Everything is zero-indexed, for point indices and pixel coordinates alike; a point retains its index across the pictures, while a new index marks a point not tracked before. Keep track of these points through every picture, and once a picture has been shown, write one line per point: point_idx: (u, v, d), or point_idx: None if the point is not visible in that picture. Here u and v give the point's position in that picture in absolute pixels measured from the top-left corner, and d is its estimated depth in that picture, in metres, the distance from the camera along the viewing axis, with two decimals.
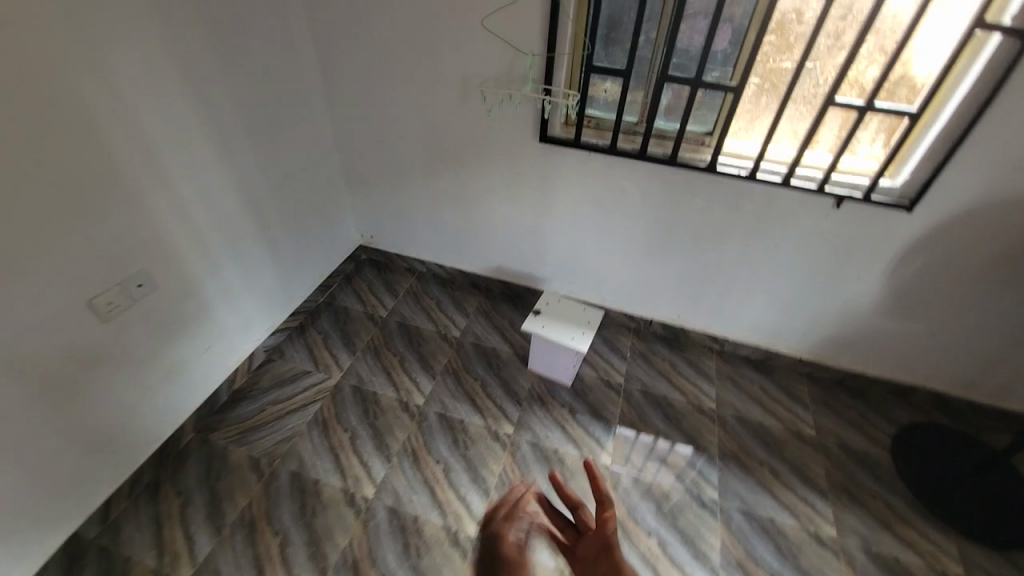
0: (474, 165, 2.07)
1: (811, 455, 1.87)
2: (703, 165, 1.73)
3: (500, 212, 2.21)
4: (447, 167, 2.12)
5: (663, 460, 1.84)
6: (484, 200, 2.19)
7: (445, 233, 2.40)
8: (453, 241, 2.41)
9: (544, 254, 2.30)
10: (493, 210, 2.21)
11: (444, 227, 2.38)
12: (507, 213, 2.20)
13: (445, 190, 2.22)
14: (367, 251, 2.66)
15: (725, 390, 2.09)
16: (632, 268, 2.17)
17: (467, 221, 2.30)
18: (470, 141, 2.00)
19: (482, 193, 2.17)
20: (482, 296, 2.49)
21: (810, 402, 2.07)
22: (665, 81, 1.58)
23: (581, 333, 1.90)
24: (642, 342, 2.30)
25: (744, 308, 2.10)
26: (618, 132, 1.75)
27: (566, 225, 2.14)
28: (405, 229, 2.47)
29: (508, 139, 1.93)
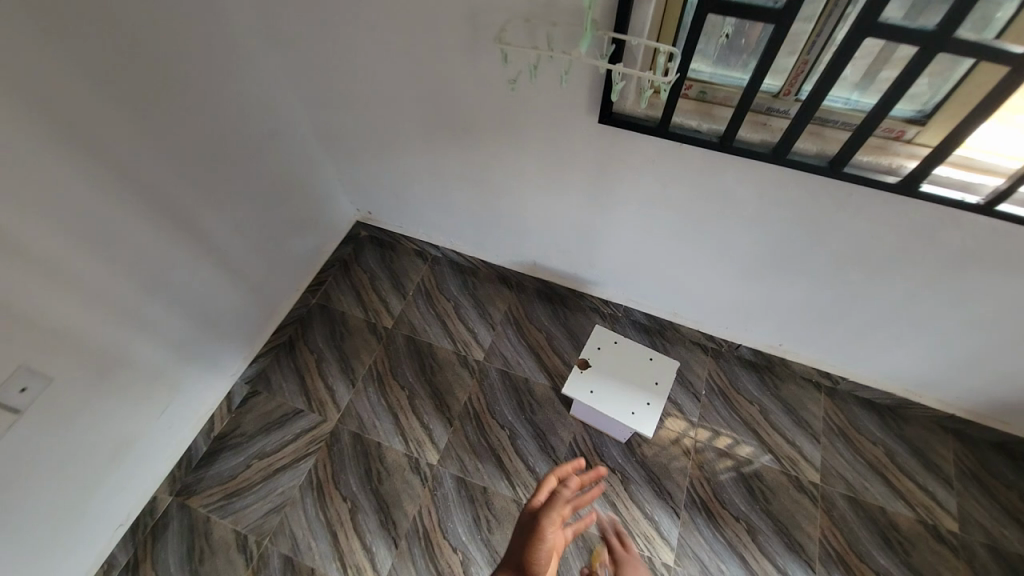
0: (497, 144, 1.37)
1: (950, 562, 1.39)
2: (893, 179, 0.98)
3: (536, 205, 1.55)
4: (457, 142, 1.43)
5: (744, 560, 1.42)
6: (513, 188, 1.52)
7: (463, 219, 1.78)
8: (473, 230, 1.80)
9: (596, 257, 1.67)
10: (525, 202, 1.55)
11: (459, 213, 1.75)
12: (547, 207, 1.54)
13: (458, 171, 1.55)
14: (368, 229, 2.09)
15: (834, 453, 1.57)
16: (722, 288, 1.53)
17: (491, 210, 1.66)
18: (488, 113, 1.28)
19: (510, 181, 1.49)
20: (512, 296, 1.94)
21: (954, 474, 1.52)
22: (864, 36, 0.80)
23: (646, 405, 1.36)
24: (724, 372, 1.73)
25: (883, 351, 1.47)
26: (743, 115, 1.00)
27: (631, 229, 1.48)
28: (411, 210, 1.86)
29: (550, 115, 1.21)
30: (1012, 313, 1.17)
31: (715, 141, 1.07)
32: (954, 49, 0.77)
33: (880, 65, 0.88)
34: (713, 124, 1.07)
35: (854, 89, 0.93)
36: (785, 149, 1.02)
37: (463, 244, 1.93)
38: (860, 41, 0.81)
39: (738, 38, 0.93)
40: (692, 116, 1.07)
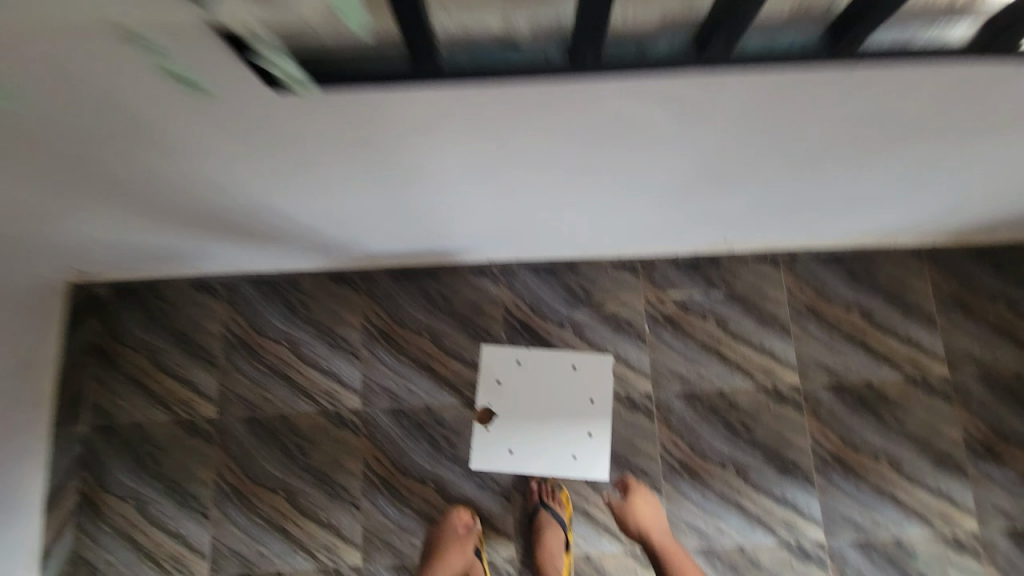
0: (177, 129, 0.69)
1: (944, 413, 1.24)
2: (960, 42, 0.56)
3: (314, 193, 0.89)
4: (101, 145, 0.72)
5: (743, 507, 1.21)
6: (256, 181, 0.83)
7: (226, 235, 1.07)
8: (256, 243, 1.14)
9: (448, 225, 1.06)
10: (298, 194, 0.89)
11: (210, 232, 1.06)
12: (334, 192, 0.88)
13: (153, 189, 0.85)
14: (102, 282, 1.33)
15: (808, 340, 1.28)
16: (640, 209, 1.00)
17: (254, 217, 0.98)
18: (117, 95, 0.61)
19: (247, 173, 0.81)
20: (361, 298, 1.33)
21: (933, 308, 1.29)
22: None
23: (572, 458, 1.24)
24: (666, 288, 1.31)
25: (851, 211, 1.09)
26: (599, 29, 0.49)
27: (479, 188, 0.87)
28: (143, 245, 1.13)
29: (241, 75, 0.57)
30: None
31: (559, 58, 0.55)
32: None
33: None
34: (539, 21, 0.51)
35: None
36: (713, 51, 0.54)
37: (261, 258, 1.25)
38: None
39: None
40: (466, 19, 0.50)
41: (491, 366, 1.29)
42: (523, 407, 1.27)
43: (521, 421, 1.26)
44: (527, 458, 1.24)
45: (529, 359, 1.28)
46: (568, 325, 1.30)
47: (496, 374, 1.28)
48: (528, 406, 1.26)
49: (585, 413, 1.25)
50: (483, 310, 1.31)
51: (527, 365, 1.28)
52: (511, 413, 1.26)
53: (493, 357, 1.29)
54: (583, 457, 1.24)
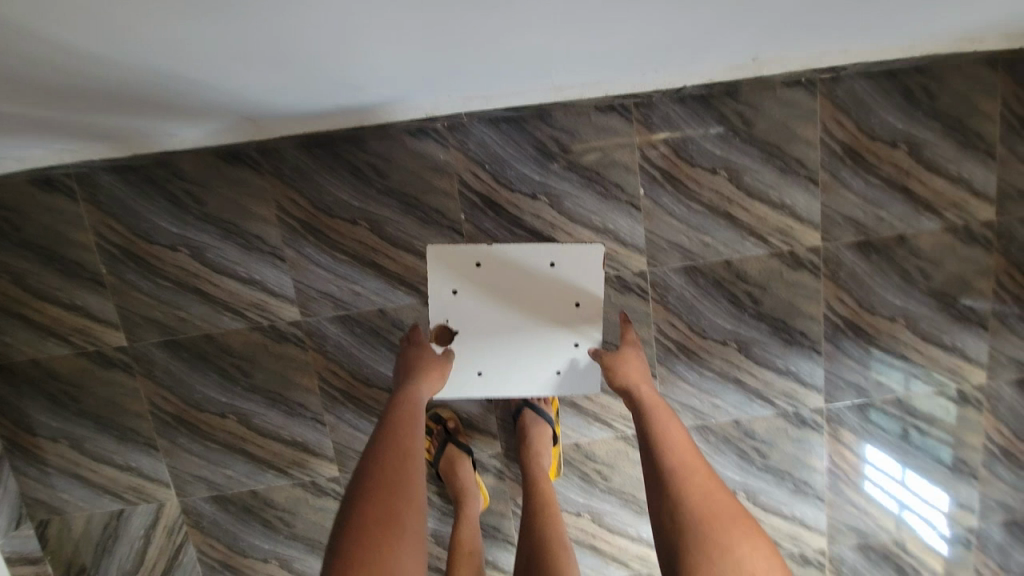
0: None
1: (978, 264, 1.07)
2: None
3: (97, 41, 0.52)
4: None
5: (742, 382, 1.11)
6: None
7: (14, 112, 0.70)
8: (86, 118, 0.78)
9: (351, 68, 0.70)
10: (76, 46, 0.53)
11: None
12: (137, 37, 0.53)
13: None
14: None
15: (838, 191, 1.04)
16: (645, 20, 0.65)
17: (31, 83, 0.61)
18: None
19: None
20: (269, 183, 1.00)
21: (997, 136, 1.03)
22: None
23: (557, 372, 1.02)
24: (667, 137, 1.01)
25: (944, 6, 0.75)
26: None
27: (373, 1, 0.51)
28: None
29: None
30: None
31: None
32: None
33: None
34: None
35: None
36: None
37: (103, 136, 0.89)
38: None
39: None
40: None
41: (445, 275, 0.98)
42: (490, 322, 1.00)
43: (489, 338, 1.01)
44: (500, 379, 1.03)
45: (493, 262, 0.98)
46: (542, 197, 1.02)
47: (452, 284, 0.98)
48: (496, 319, 1.00)
49: (569, 323, 1.00)
50: (431, 186, 1.01)
51: (490, 269, 0.98)
52: (477, 330, 1.00)
53: (445, 260, 0.97)
54: (569, 370, 1.02)
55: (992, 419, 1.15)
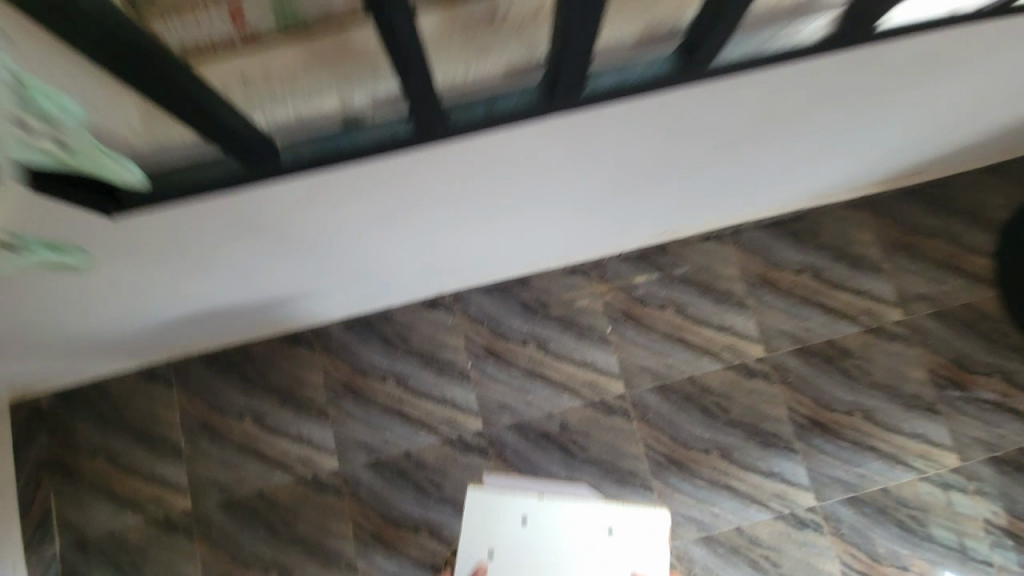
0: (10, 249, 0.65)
1: (905, 356, 1.27)
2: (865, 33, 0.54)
3: (235, 272, 0.89)
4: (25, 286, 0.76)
5: (733, 488, 1.22)
6: (122, 270, 0.79)
7: (134, 325, 1.02)
8: (204, 329, 1.13)
9: (383, 273, 1.06)
10: (179, 275, 0.85)
11: (149, 327, 1.05)
12: (216, 265, 0.85)
13: (81, 305, 0.87)
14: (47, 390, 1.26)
15: (766, 311, 1.29)
16: (571, 224, 1.01)
17: (146, 303, 0.94)
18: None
19: (111, 267, 0.77)
20: (318, 356, 1.29)
21: (879, 255, 1.31)
22: None
23: None
24: (620, 286, 1.31)
25: (780, 191, 1.11)
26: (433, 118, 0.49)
27: (396, 235, 0.88)
28: (62, 353, 1.07)
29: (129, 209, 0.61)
30: (913, 110, 0.81)
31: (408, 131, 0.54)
32: None
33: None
34: (378, 95, 0.51)
35: None
36: (695, 62, 0.50)
37: (188, 341, 1.19)
38: None
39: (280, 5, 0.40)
40: (284, 106, 0.50)
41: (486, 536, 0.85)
42: None
43: None
44: None
45: (546, 517, 0.86)
46: (531, 342, 1.29)
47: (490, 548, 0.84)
48: None
49: None
50: (443, 343, 1.29)
51: (538, 528, 0.85)
52: None
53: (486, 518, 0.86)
54: None
55: (982, 500, 1.22)
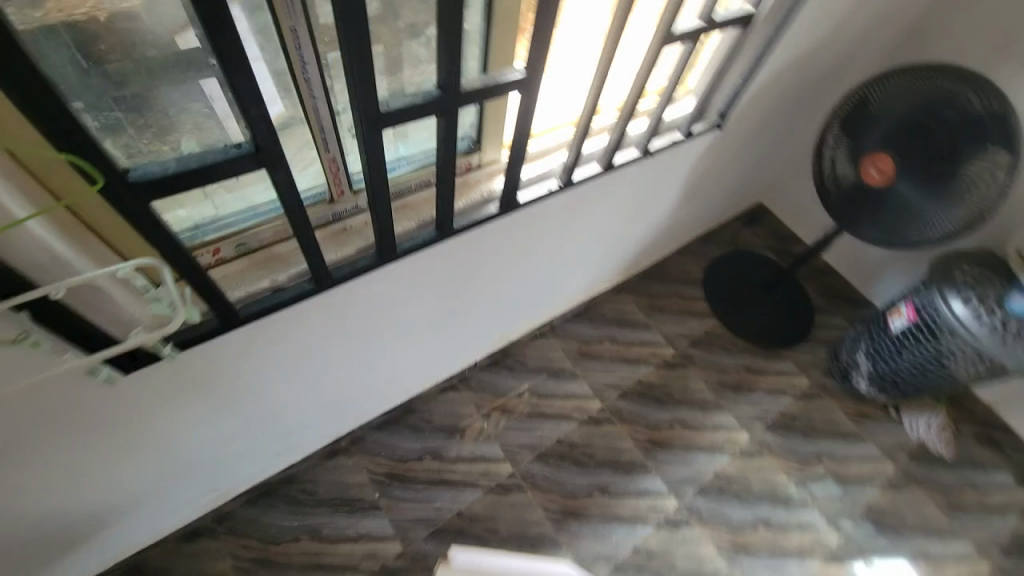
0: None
1: (687, 376, 1.81)
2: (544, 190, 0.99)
3: (159, 457, 1.00)
4: None
5: (620, 515, 1.50)
6: (51, 480, 0.87)
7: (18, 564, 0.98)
8: (100, 544, 1.12)
9: (287, 430, 1.23)
10: (88, 479, 0.92)
11: (38, 560, 1.02)
12: (127, 458, 0.95)
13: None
14: None
15: (592, 374, 1.76)
16: (431, 345, 1.35)
17: (44, 529, 0.96)
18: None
19: (28, 489, 0.85)
20: (224, 540, 1.31)
21: (646, 316, 1.92)
22: (364, 142, 0.67)
23: None
24: (484, 388, 1.66)
25: (564, 287, 1.63)
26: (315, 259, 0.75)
27: (297, 389, 1.10)
28: None
29: (97, 402, 0.79)
30: (604, 224, 1.41)
31: (309, 285, 0.78)
32: (396, 120, 0.67)
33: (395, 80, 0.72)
34: (292, 271, 0.79)
35: (406, 148, 0.83)
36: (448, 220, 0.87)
37: (72, 570, 1.13)
38: (378, 135, 0.67)
39: (236, 238, 0.73)
40: (245, 287, 0.75)
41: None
42: None
43: None
44: None
45: None
46: (428, 456, 1.51)
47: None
48: None
49: None
50: (350, 484, 1.43)
51: None
52: None
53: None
54: None
55: (775, 458, 1.69)
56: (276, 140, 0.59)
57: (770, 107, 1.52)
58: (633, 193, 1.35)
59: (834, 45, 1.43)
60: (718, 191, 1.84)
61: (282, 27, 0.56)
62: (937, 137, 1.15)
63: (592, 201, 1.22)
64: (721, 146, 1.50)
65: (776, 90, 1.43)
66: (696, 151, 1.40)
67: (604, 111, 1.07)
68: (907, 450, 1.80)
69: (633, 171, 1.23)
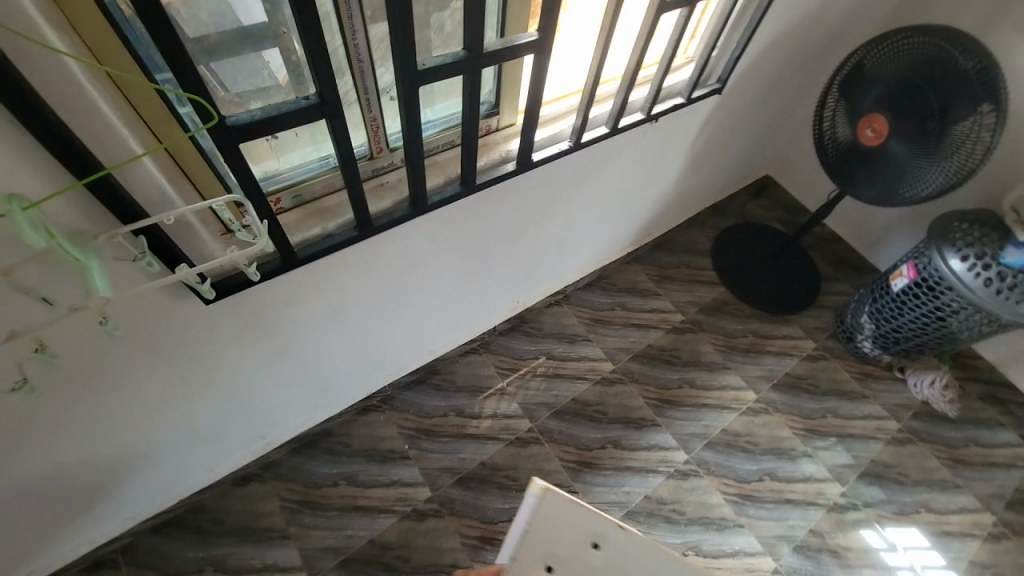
0: (35, 411, 0.85)
1: (696, 340, 1.90)
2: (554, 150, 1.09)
3: (221, 399, 1.14)
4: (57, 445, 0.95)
5: (632, 466, 1.60)
6: (134, 413, 1.01)
7: (102, 490, 1.14)
8: (168, 480, 1.26)
9: (325, 381, 1.36)
10: (162, 415, 1.06)
11: (118, 488, 1.17)
12: (194, 395, 1.07)
13: (85, 464, 1.03)
14: None
15: (604, 339, 1.85)
16: (453, 306, 1.46)
17: (125, 460, 1.10)
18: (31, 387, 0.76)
19: (116, 419, 0.99)
20: (271, 484, 1.45)
21: (655, 285, 2.01)
22: (405, 99, 0.77)
23: None
24: (503, 352, 1.77)
25: (576, 254, 1.72)
26: (360, 207, 0.87)
27: (336, 341, 1.22)
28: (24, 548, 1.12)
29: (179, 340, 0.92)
30: (612, 192, 1.50)
31: (354, 233, 0.91)
32: (428, 81, 0.77)
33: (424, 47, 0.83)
34: (341, 220, 0.91)
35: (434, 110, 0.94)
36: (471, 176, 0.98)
37: (144, 503, 1.28)
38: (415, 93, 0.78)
39: (297, 188, 0.85)
40: (308, 231, 0.88)
41: (539, 539, 0.66)
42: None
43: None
44: None
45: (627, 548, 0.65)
46: (452, 413, 1.63)
47: (547, 552, 0.66)
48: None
49: None
50: (381, 436, 1.56)
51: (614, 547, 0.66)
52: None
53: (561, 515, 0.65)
54: None
55: (781, 416, 1.77)
56: (327, 99, 0.70)
57: (769, 75, 1.59)
58: (639, 160, 1.44)
59: (828, 12, 1.51)
60: (723, 161, 1.91)
61: (337, 2, 0.67)
62: (935, 100, 1.22)
63: (600, 166, 1.32)
64: (724, 112, 1.57)
65: (772, 57, 1.51)
66: (698, 119, 1.48)
67: (607, 80, 1.16)
68: (912, 409, 1.86)
69: (637, 138, 1.32)
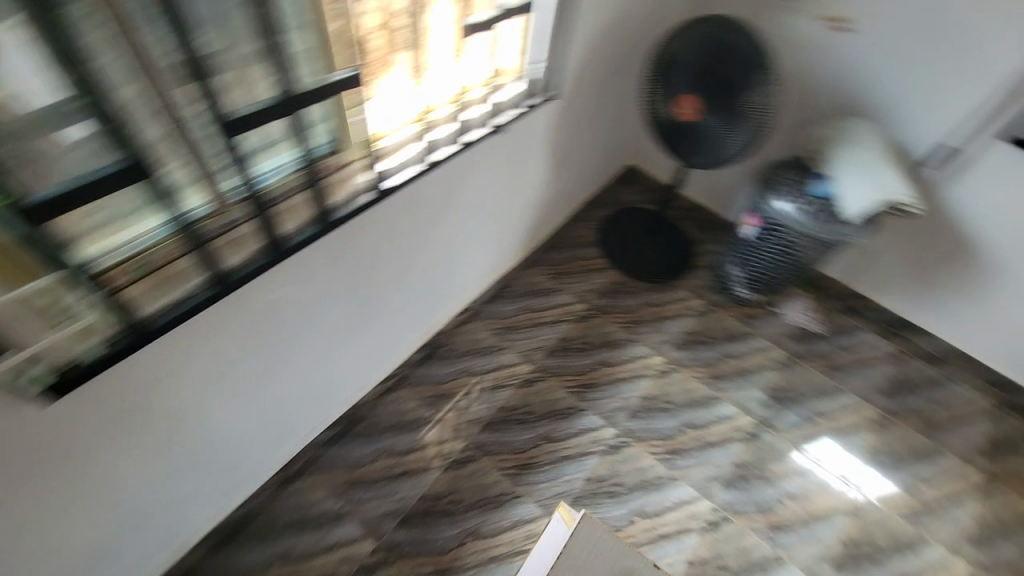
0: None
1: (601, 323, 2.03)
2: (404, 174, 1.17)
3: (104, 511, 1.03)
4: None
5: (567, 454, 1.67)
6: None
7: None
8: None
9: (230, 459, 1.27)
10: (32, 548, 0.93)
11: None
12: (67, 515, 0.96)
13: None
14: None
15: (517, 343, 1.92)
16: (355, 346, 1.44)
17: None
18: None
19: None
20: None
21: (554, 282, 2.12)
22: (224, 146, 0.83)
23: None
24: (422, 381, 1.76)
25: (469, 269, 1.78)
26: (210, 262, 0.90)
27: (228, 413, 1.15)
28: None
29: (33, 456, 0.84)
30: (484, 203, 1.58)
31: (212, 292, 0.92)
32: (245, 127, 0.83)
33: (229, 99, 0.80)
34: (193, 284, 0.90)
35: (274, 155, 0.92)
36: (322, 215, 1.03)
37: None
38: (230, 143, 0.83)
39: (137, 262, 0.81)
40: (158, 299, 0.87)
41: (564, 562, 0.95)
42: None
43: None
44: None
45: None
46: (381, 455, 1.59)
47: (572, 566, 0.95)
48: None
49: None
50: (310, 502, 1.48)
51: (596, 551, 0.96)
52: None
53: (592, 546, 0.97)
54: None
55: (688, 370, 1.94)
56: None
57: (597, 75, 1.78)
58: (500, 168, 1.53)
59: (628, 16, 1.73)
60: (583, 157, 2.09)
61: (130, 73, 0.68)
62: (723, 78, 1.47)
63: (462, 181, 1.39)
64: (568, 113, 1.73)
65: (594, 58, 1.69)
66: (543, 123, 1.62)
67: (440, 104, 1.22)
68: (790, 334, 2.12)
69: (490, 149, 1.42)
